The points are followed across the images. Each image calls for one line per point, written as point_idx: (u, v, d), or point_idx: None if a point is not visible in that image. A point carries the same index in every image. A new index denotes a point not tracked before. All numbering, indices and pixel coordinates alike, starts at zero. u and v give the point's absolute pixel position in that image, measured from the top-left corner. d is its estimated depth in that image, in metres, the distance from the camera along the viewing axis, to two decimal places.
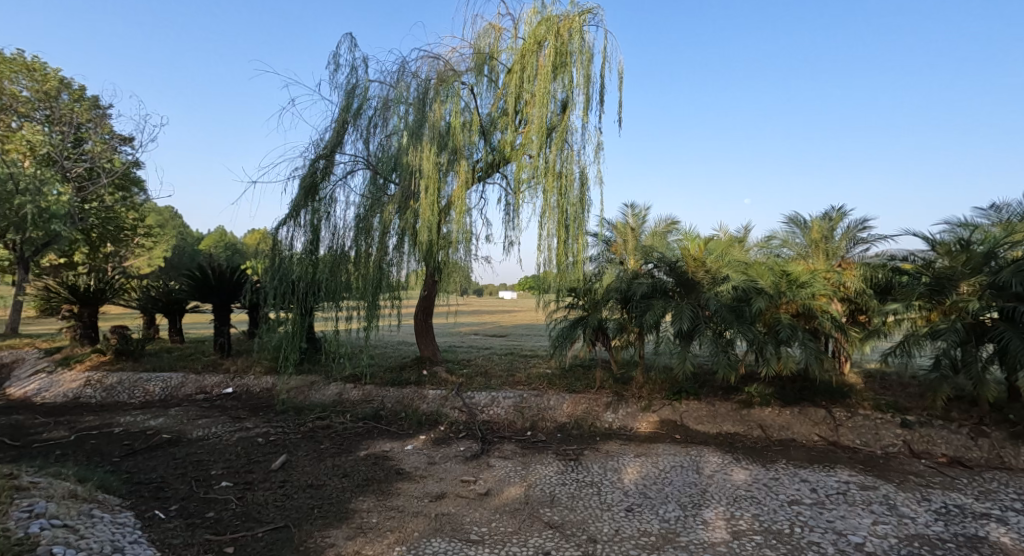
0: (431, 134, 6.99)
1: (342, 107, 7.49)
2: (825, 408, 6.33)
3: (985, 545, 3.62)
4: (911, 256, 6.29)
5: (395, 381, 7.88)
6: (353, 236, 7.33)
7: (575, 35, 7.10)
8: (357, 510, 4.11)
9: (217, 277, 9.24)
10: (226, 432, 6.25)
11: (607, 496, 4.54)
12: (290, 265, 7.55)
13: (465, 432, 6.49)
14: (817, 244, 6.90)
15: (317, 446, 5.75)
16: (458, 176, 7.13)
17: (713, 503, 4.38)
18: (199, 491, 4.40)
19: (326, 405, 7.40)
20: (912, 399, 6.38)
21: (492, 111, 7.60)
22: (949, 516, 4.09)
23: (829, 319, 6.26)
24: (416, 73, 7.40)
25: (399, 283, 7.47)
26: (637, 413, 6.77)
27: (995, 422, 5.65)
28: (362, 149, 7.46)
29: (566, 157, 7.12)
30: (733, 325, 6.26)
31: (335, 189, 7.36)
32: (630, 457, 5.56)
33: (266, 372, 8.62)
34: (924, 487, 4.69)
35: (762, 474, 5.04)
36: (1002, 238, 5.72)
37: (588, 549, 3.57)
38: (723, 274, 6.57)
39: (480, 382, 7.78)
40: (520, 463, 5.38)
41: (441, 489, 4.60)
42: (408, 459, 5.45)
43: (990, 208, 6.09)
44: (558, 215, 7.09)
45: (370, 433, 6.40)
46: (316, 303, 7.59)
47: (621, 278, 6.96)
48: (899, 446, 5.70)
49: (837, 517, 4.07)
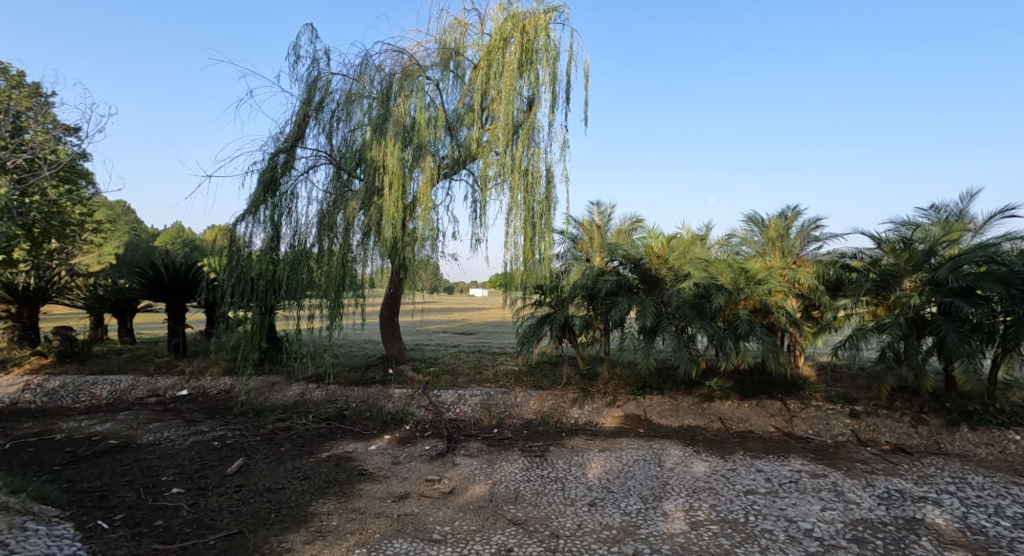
0: (395, 129, 6.89)
1: (303, 100, 7.27)
2: (780, 400, 6.58)
3: (921, 526, 3.84)
4: (859, 254, 6.59)
5: (360, 380, 7.75)
6: (316, 233, 7.14)
7: (541, 33, 7.12)
8: (317, 513, 4.02)
9: (171, 276, 8.83)
10: (179, 436, 6.00)
11: (571, 491, 4.59)
12: (249, 262, 7.29)
13: (430, 430, 6.43)
14: (774, 243, 7.13)
15: (277, 449, 5.59)
16: (424, 171, 7.03)
17: (674, 495, 4.48)
18: (147, 498, 4.22)
19: (288, 405, 7.21)
20: (860, 391, 6.70)
21: (459, 107, 7.51)
22: (891, 500, 4.32)
23: (784, 314, 6.52)
24: (380, 67, 7.29)
25: (364, 281, 7.34)
26: (603, 408, 6.86)
27: (934, 410, 6.00)
28: (325, 144, 7.30)
29: (532, 154, 7.13)
30: (694, 321, 6.43)
31: (296, 183, 7.16)
32: (594, 452, 5.64)
33: (224, 373, 8.34)
34: (869, 473, 4.94)
35: (720, 465, 5.19)
36: (940, 237, 6.09)
37: (551, 546, 3.59)
38: (685, 271, 6.73)
39: (447, 381, 7.74)
40: (486, 461, 5.37)
41: (405, 489, 4.55)
42: (372, 459, 5.37)
43: (930, 208, 6.48)
44: (525, 212, 7.10)
45: (333, 434, 6.27)
46: (277, 301, 7.39)
47: (587, 275, 7.01)
48: (848, 435, 5.97)
49: (788, 505, 4.23)
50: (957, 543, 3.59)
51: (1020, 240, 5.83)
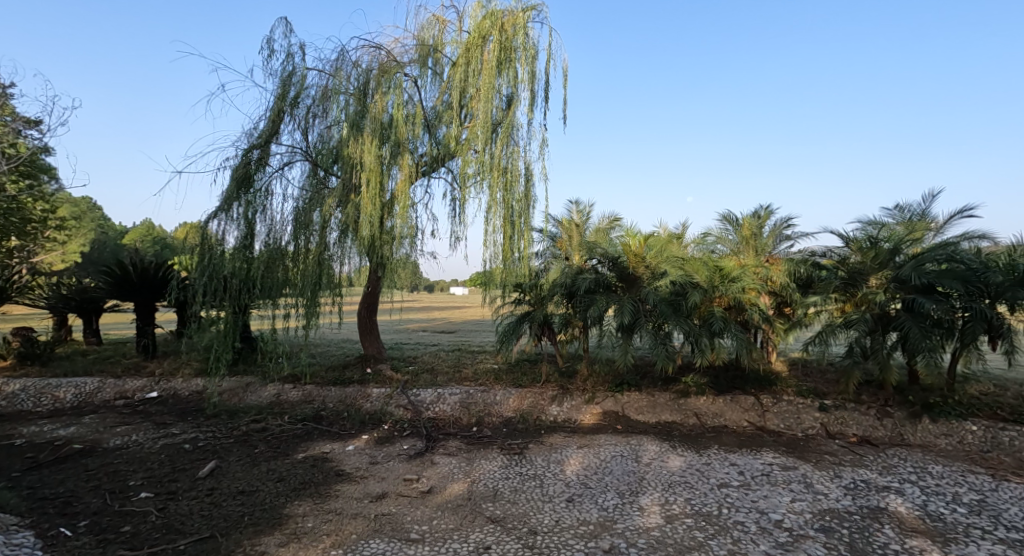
0: (373, 126, 6.83)
1: (277, 95, 7.10)
2: (753, 395, 6.74)
3: (884, 515, 3.98)
4: (828, 252, 6.77)
5: (338, 379, 7.67)
6: (291, 230, 7.01)
7: (520, 31, 7.13)
8: (292, 515, 3.96)
9: (139, 274, 8.59)
10: (148, 439, 5.84)
11: (549, 488, 4.62)
12: (221, 260, 7.07)
13: (409, 430, 6.40)
14: (747, 241, 7.32)
15: (251, 451, 5.49)
16: (402, 169, 6.98)
17: (650, 490, 4.56)
18: (113, 504, 4.10)
19: (263, 406, 7.08)
20: (829, 385, 6.91)
21: (437, 104, 7.46)
22: (856, 490, 4.47)
23: (758, 311, 6.68)
24: (357, 63, 7.19)
25: (341, 280, 7.27)
26: (581, 405, 6.92)
27: (898, 402, 6.23)
28: (300, 140, 7.16)
29: (511, 152, 7.11)
30: (670, 318, 6.53)
31: (271, 180, 7.02)
32: (573, 449, 5.68)
33: (196, 374, 8.15)
34: (837, 465, 5.10)
35: (695, 460, 5.30)
36: (904, 237, 6.31)
37: (528, 542, 3.62)
38: (662, 269, 6.84)
39: (426, 379, 7.72)
40: (464, 459, 5.38)
41: (382, 489, 4.52)
42: (349, 459, 5.32)
43: (894, 208, 6.71)
44: (504, 211, 7.11)
45: (309, 435, 6.18)
46: (251, 300, 7.27)
47: (566, 273, 7.07)
48: (817, 429, 6.15)
49: (760, 497, 4.34)
50: (918, 530, 3.74)
51: (977, 239, 6.09)
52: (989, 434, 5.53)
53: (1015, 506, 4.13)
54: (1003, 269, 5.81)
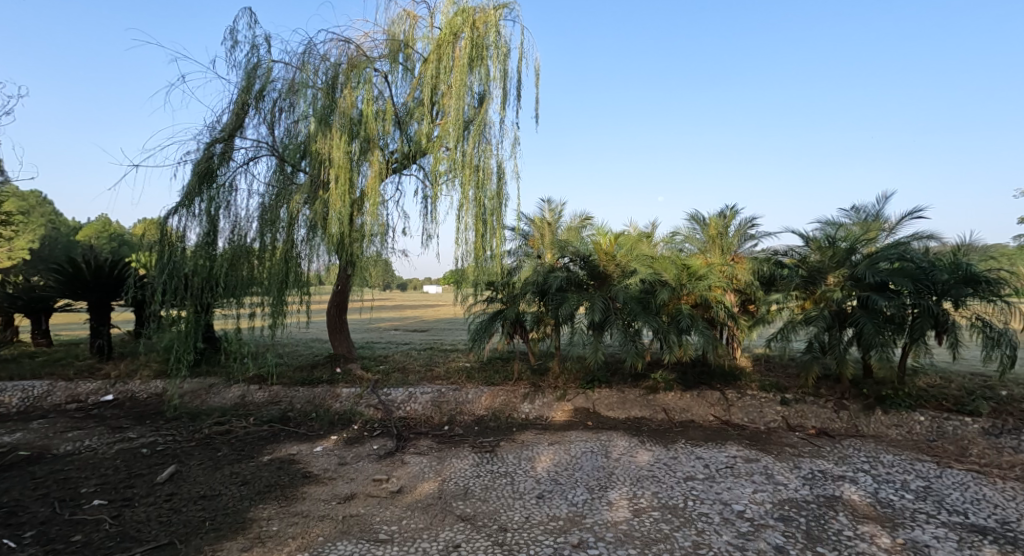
0: (342, 122, 6.72)
1: (241, 88, 6.88)
2: (719, 390, 6.93)
3: (839, 503, 4.16)
4: (790, 251, 7.01)
5: (306, 380, 7.51)
6: (257, 227, 6.82)
7: (491, 29, 7.12)
8: (256, 519, 3.87)
9: (93, 272, 8.19)
10: (103, 444, 5.60)
11: (520, 485, 4.64)
12: (182, 257, 6.81)
13: (380, 429, 6.32)
14: (714, 240, 7.50)
15: (214, 454, 5.32)
16: (372, 165, 6.90)
17: (619, 484, 4.63)
18: (63, 512, 3.92)
19: (227, 408, 6.88)
20: (790, 379, 7.17)
21: (408, 101, 7.37)
22: (814, 480, 4.65)
23: (723, 309, 6.88)
24: (325, 57, 7.05)
25: (309, 278, 7.14)
26: (553, 402, 6.98)
27: (853, 395, 6.50)
28: (266, 134, 6.96)
29: (483, 150, 7.12)
30: (639, 316, 6.65)
31: (235, 175, 6.81)
32: (544, 446, 5.73)
33: (156, 376, 7.87)
34: (796, 456, 5.30)
35: (663, 454, 5.42)
36: (860, 237, 6.59)
37: (498, 540, 3.64)
38: (632, 268, 6.95)
39: (397, 378, 7.65)
40: (435, 458, 5.35)
41: (351, 490, 4.46)
42: (317, 461, 5.21)
43: (851, 210, 7.00)
44: (476, 208, 7.09)
45: (276, 436, 6.03)
46: (214, 299, 7.00)
47: (538, 272, 7.10)
48: (779, 421, 6.37)
49: (724, 489, 4.47)
50: (869, 516, 3.92)
51: (926, 239, 6.41)
52: (935, 424, 5.83)
53: (957, 491, 4.38)
54: (949, 268, 6.14)
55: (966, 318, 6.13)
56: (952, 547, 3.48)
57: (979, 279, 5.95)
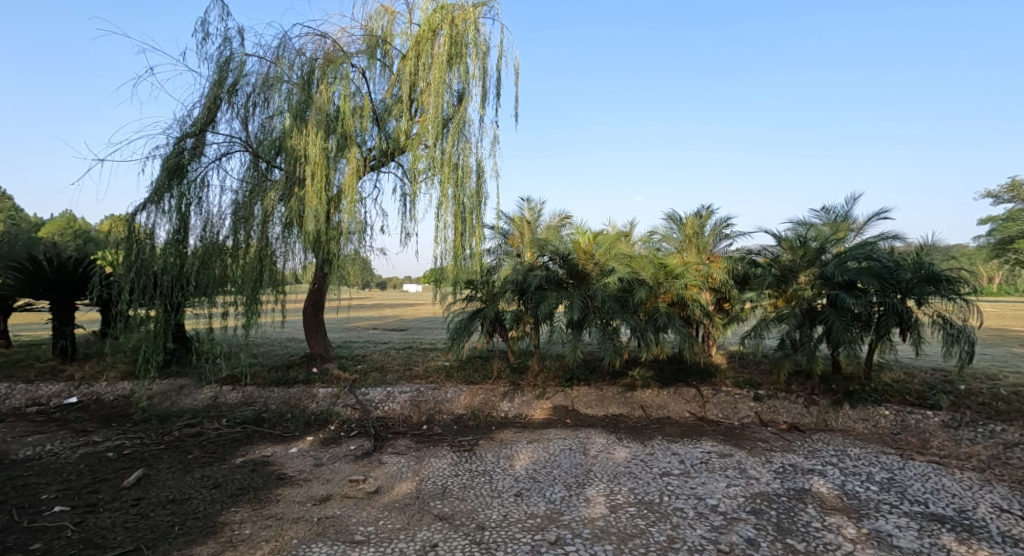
0: (318, 118, 6.61)
1: (213, 81, 6.69)
2: (695, 387, 7.06)
3: (808, 495, 4.28)
4: (763, 250, 7.17)
5: (281, 380, 7.38)
6: (230, 224, 6.66)
7: (471, 27, 7.09)
8: (227, 522, 3.79)
9: (55, 270, 7.89)
10: (66, 448, 5.40)
11: (498, 484, 4.65)
12: (151, 254, 6.58)
13: (357, 430, 6.24)
14: (690, 240, 7.62)
15: (184, 457, 5.19)
16: (349, 162, 6.81)
17: (596, 481, 4.68)
18: (22, 520, 3.77)
19: (198, 409, 6.71)
20: (763, 376, 7.34)
21: (386, 98, 7.29)
22: (785, 474, 4.78)
23: (699, 307, 7.00)
24: (301, 51, 6.92)
25: (285, 277, 7.01)
26: (532, 400, 7.00)
27: (822, 391, 6.70)
28: (239, 130, 6.79)
29: (462, 148, 7.09)
30: (617, 314, 6.72)
31: (206, 171, 6.63)
32: (522, 444, 5.75)
33: (123, 377, 7.64)
34: (768, 451, 5.43)
35: (640, 450, 5.49)
36: (829, 237, 6.79)
37: (476, 538, 3.63)
38: (610, 266, 7.01)
39: (375, 378, 7.57)
40: (413, 458, 5.31)
41: (327, 491, 4.39)
42: (292, 462, 5.13)
43: (821, 210, 7.19)
44: (455, 207, 7.06)
45: (250, 438, 5.91)
46: (184, 298, 6.80)
47: (518, 270, 7.12)
48: (752, 417, 6.51)
49: (698, 484, 4.56)
50: (837, 508, 4.04)
51: (892, 239, 6.63)
52: (899, 417, 6.03)
53: (918, 482, 4.55)
54: (913, 267, 6.36)
55: (928, 316, 6.35)
56: (913, 535, 3.61)
57: (940, 278, 6.18)
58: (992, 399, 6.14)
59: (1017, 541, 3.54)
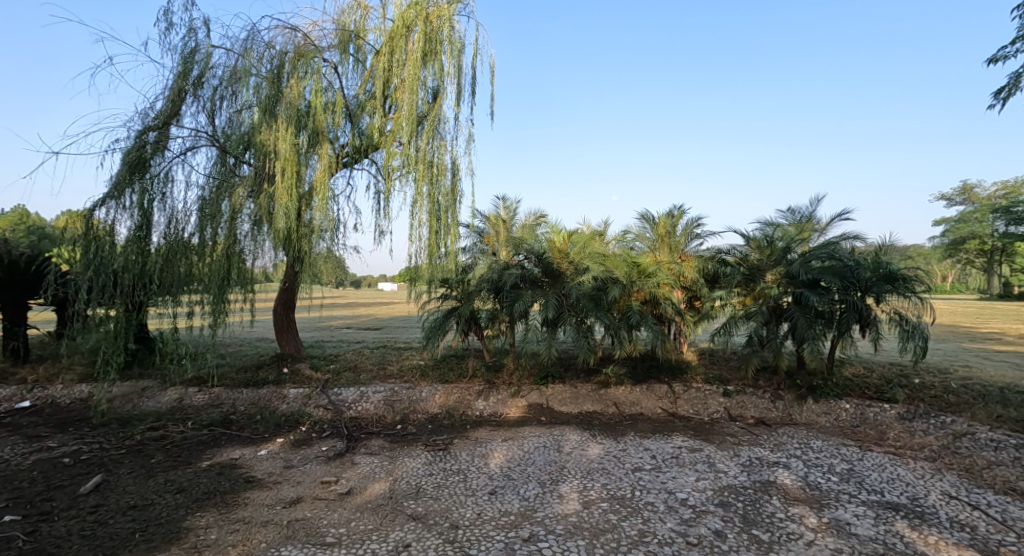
0: (288, 113, 6.48)
1: (177, 73, 6.46)
2: (667, 384, 7.20)
3: (773, 487, 4.42)
4: (732, 250, 7.35)
5: (249, 382, 7.19)
6: (196, 220, 6.46)
7: (445, 24, 7.03)
8: (192, 528, 3.68)
9: (7, 268, 7.52)
10: (18, 455, 5.15)
11: (472, 482, 4.65)
12: (111, 252, 6.28)
13: (329, 430, 6.13)
14: (663, 239, 7.74)
15: (146, 461, 5.01)
16: (321, 159, 6.69)
17: (570, 478, 4.72)
18: None
19: (162, 412, 6.49)
20: (732, 372, 7.54)
21: (360, 94, 7.19)
22: (751, 467, 4.92)
23: (671, 305, 7.13)
24: (270, 44, 6.75)
25: (254, 275, 6.81)
26: (507, 399, 7.01)
27: (788, 386, 6.91)
28: (206, 124, 6.59)
29: (437, 146, 7.05)
30: (592, 312, 6.78)
31: (171, 166, 6.41)
32: (497, 442, 5.76)
33: (80, 380, 7.37)
34: (736, 445, 5.58)
35: (613, 447, 5.56)
36: (795, 237, 7.00)
37: (449, 537, 3.62)
38: (585, 265, 7.06)
39: (348, 378, 7.46)
40: (387, 458, 5.26)
41: (297, 493, 4.32)
42: (261, 465, 5.01)
43: (787, 211, 7.40)
44: (430, 205, 7.00)
45: (216, 440, 5.74)
46: (147, 298, 6.56)
47: (493, 269, 7.12)
48: (721, 412, 6.67)
49: (669, 478, 4.65)
50: (799, 498, 4.18)
51: (853, 239, 6.88)
52: (859, 411, 6.27)
53: (876, 472, 4.75)
54: (872, 267, 6.61)
55: (886, 313, 6.58)
56: (870, 523, 3.77)
57: (897, 277, 6.45)
58: (943, 392, 6.45)
59: (964, 526, 3.74)
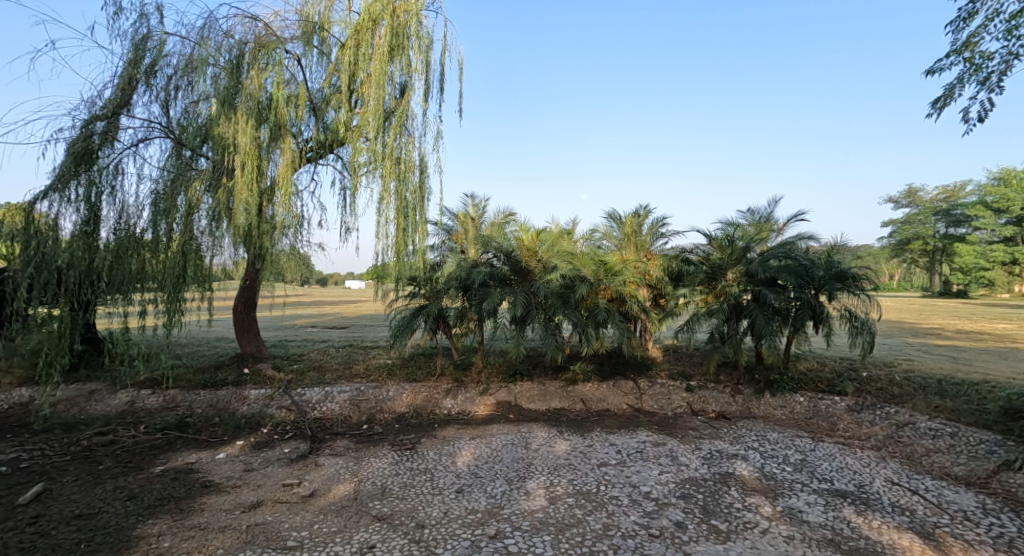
0: (248, 105, 6.28)
1: (127, 61, 6.16)
2: (632, 380, 7.35)
3: (731, 478, 4.57)
4: (695, 249, 7.56)
5: (207, 382, 6.95)
6: (149, 216, 6.18)
7: (413, 18, 6.95)
8: (143, 536, 3.53)
9: None
10: None
11: (439, 481, 4.63)
12: (54, 248, 5.87)
13: (292, 431, 5.98)
14: (630, 238, 7.88)
15: (94, 468, 4.77)
16: (284, 153, 6.50)
17: (537, 474, 4.75)
18: None
19: (112, 416, 6.19)
20: (695, 368, 7.76)
21: (324, 87, 7.03)
22: (712, 459, 5.08)
23: (636, 303, 7.27)
24: (229, 34, 6.51)
25: (213, 272, 6.52)
26: (475, 397, 7.00)
27: (747, 381, 7.16)
28: (159, 114, 6.31)
29: (405, 143, 6.96)
30: (560, 310, 6.84)
31: (121, 158, 6.12)
32: (465, 440, 5.73)
33: (20, 383, 6.96)
34: (698, 438, 5.75)
35: (579, 443, 5.63)
36: (754, 236, 7.24)
37: (415, 537, 3.59)
38: (553, 264, 7.11)
39: (313, 378, 7.29)
40: (352, 458, 5.18)
41: (257, 497, 4.19)
42: (220, 469, 4.85)
43: (747, 212, 7.65)
44: (397, 202, 6.91)
45: (171, 444, 5.51)
46: (96, 296, 6.19)
47: (461, 266, 7.09)
48: (684, 407, 6.84)
49: (633, 473, 4.74)
50: (756, 489, 4.34)
51: (807, 239, 7.18)
52: (812, 403, 6.55)
53: (827, 461, 4.97)
54: (825, 266, 6.91)
55: (837, 310, 6.90)
56: (820, 510, 3.95)
57: (848, 276, 6.76)
58: (888, 384, 6.80)
59: (904, 510, 3.97)
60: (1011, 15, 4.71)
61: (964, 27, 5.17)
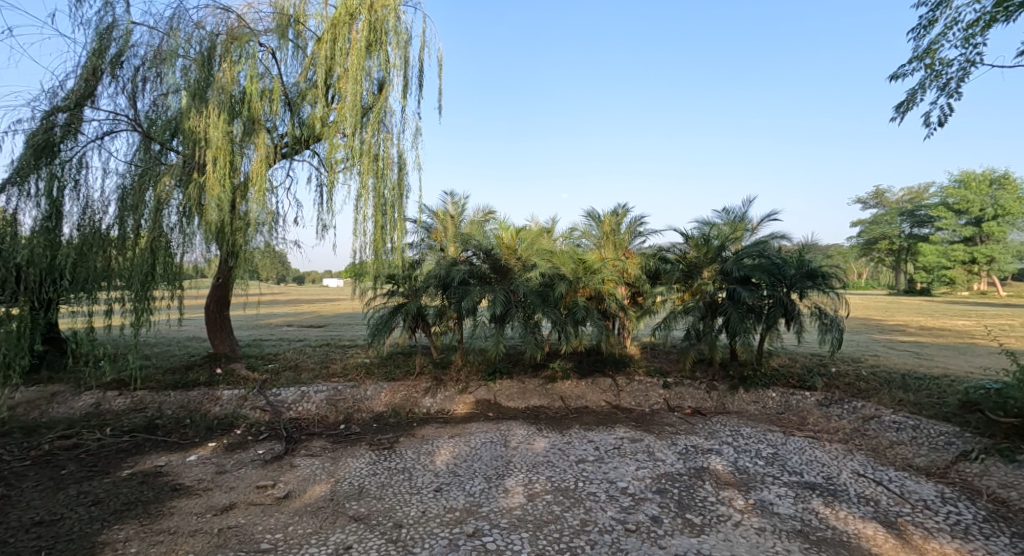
0: (220, 99, 6.12)
1: (91, 50, 5.93)
2: (610, 377, 7.42)
3: (705, 472, 4.66)
4: (672, 248, 7.67)
5: (178, 383, 6.77)
6: (115, 211, 5.98)
7: (391, 14, 6.87)
8: (109, 542, 3.42)
9: None
10: None
11: (417, 480, 4.60)
12: (13, 244, 5.61)
13: (267, 432, 5.87)
14: (608, 236, 7.94)
15: (57, 473, 4.59)
16: (258, 149, 6.35)
17: (515, 472, 4.76)
18: None
19: (76, 418, 5.97)
20: (671, 365, 7.88)
21: (300, 82, 6.90)
22: (687, 454, 5.16)
23: (615, 301, 7.35)
24: (200, 25, 6.32)
25: (183, 270, 6.38)
26: (454, 395, 6.98)
27: (721, 377, 7.31)
28: (126, 106, 6.10)
29: (383, 139, 6.87)
30: (539, 308, 6.86)
31: (86, 151, 5.90)
32: (443, 439, 5.71)
33: None
34: (674, 434, 5.84)
35: (558, 440, 5.67)
36: (729, 236, 7.37)
37: (392, 537, 3.56)
38: (532, 262, 7.12)
39: (288, 377, 7.16)
40: (328, 458, 5.11)
41: (229, 500, 4.10)
42: (190, 471, 4.72)
43: (722, 211, 7.78)
44: (375, 199, 6.82)
45: (140, 447, 5.35)
46: (58, 294, 5.94)
47: (441, 264, 7.05)
48: (661, 403, 6.94)
49: (610, 469, 4.79)
50: (729, 482, 4.44)
51: (780, 239, 7.34)
52: (784, 399, 6.73)
53: (797, 454, 5.11)
54: (796, 264, 7.09)
55: (807, 308, 7.09)
56: (790, 502, 4.06)
57: (818, 275, 6.94)
58: (856, 379, 7.02)
59: (869, 500, 4.11)
60: (969, 25, 4.90)
61: (925, 34, 5.33)
